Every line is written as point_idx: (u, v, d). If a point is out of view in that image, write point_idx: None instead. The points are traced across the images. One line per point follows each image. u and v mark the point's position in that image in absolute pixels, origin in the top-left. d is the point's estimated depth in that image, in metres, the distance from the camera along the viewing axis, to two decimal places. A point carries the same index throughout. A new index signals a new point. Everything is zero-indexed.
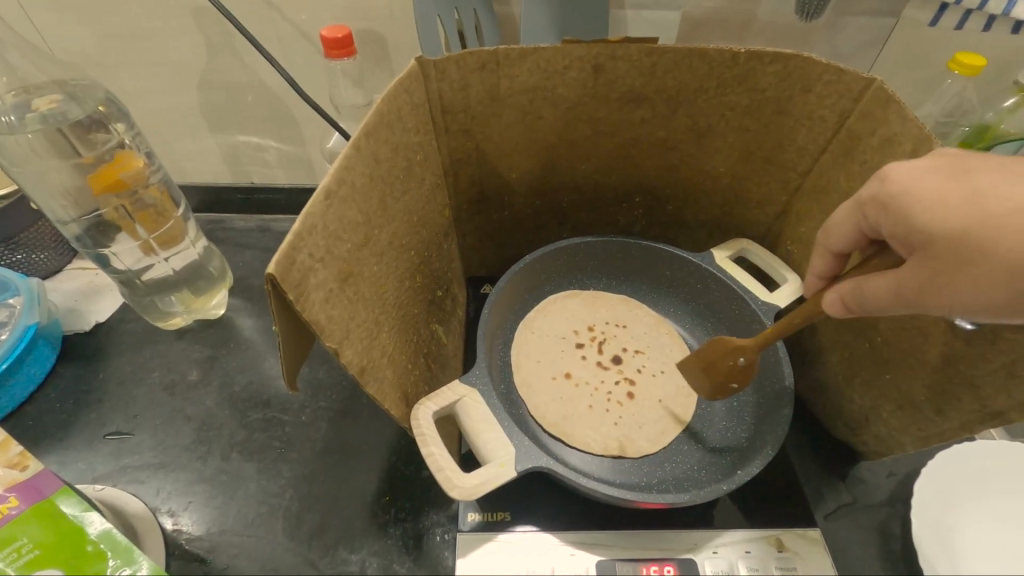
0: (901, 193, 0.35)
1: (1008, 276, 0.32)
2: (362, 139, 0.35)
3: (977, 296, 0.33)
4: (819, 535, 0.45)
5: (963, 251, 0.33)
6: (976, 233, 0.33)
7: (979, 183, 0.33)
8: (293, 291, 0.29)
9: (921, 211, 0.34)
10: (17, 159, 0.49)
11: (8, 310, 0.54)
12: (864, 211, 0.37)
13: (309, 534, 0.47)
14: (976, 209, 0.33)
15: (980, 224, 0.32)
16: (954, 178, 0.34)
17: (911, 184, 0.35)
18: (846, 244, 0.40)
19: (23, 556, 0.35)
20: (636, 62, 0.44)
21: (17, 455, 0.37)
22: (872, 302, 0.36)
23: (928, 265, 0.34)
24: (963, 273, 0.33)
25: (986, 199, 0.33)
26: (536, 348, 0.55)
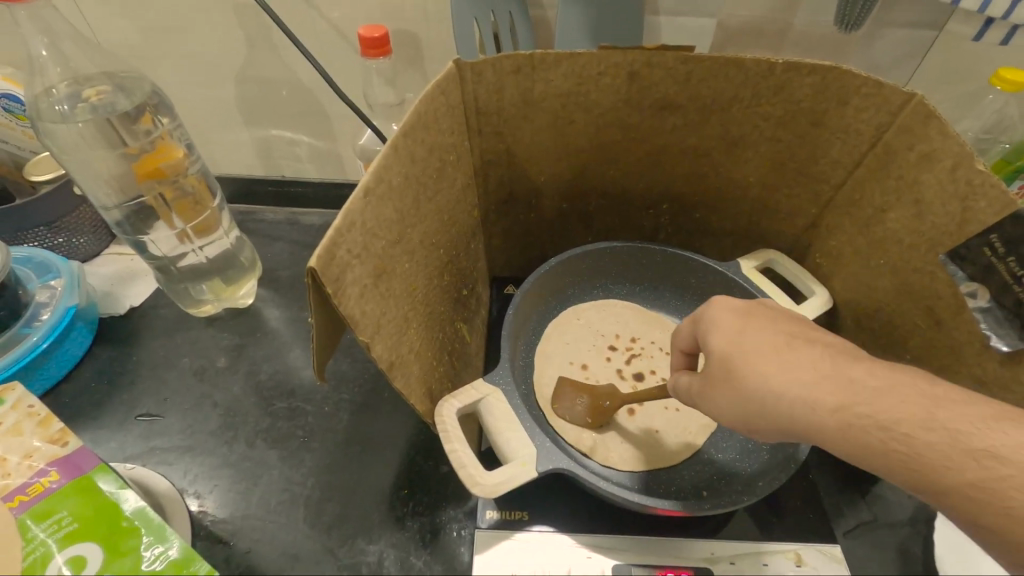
0: (708, 320, 0.37)
1: (759, 411, 0.33)
2: (399, 139, 0.36)
3: (736, 415, 0.34)
4: (838, 551, 0.44)
5: (722, 371, 0.35)
6: (736, 360, 0.34)
7: (759, 334, 0.35)
8: (332, 286, 0.30)
9: (712, 330, 0.36)
10: (68, 148, 0.51)
11: (49, 291, 0.57)
12: (692, 327, 0.38)
13: (328, 523, 0.48)
14: (732, 341, 0.35)
15: (744, 356, 0.34)
16: (751, 322, 0.35)
17: (715, 313, 0.36)
18: (684, 348, 0.40)
19: (63, 528, 0.37)
20: (671, 69, 0.44)
21: (58, 432, 0.40)
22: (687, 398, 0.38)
23: (708, 376, 0.36)
24: (722, 388, 0.34)
25: (777, 346, 0.34)
26: (572, 334, 0.58)
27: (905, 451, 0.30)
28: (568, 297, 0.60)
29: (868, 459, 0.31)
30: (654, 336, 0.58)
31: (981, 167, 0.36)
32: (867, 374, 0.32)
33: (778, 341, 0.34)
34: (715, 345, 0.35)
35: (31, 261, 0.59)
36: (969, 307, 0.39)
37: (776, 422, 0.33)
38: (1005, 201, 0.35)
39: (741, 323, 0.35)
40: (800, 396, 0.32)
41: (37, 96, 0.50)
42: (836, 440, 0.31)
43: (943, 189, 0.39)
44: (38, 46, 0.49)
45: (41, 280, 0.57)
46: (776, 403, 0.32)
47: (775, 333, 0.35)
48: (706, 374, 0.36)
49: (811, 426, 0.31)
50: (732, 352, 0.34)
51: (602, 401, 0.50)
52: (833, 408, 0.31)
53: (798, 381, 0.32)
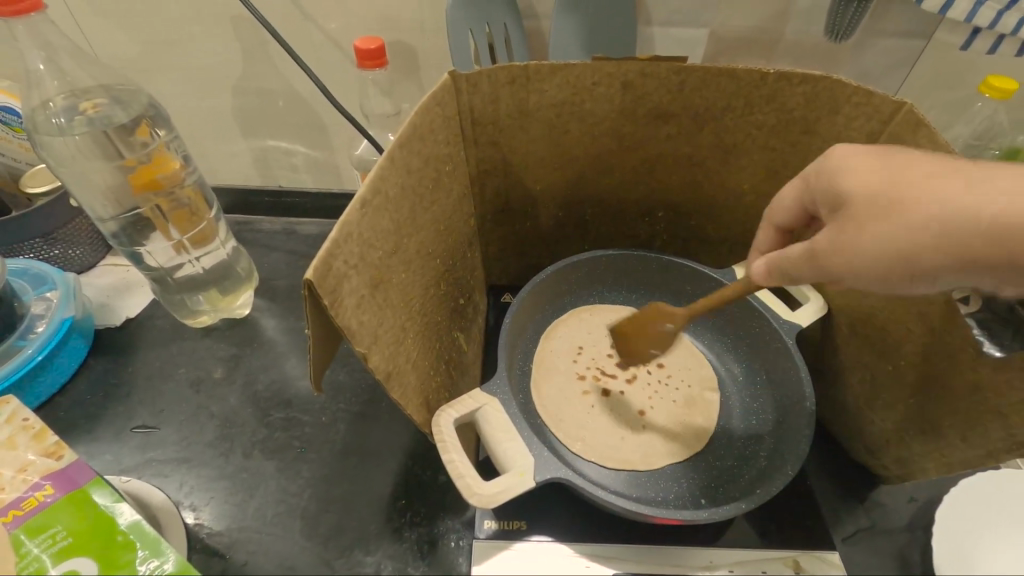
0: (839, 167, 0.38)
1: (908, 232, 0.35)
2: (395, 151, 0.36)
3: (886, 241, 0.35)
4: (837, 558, 0.44)
5: (869, 214, 0.36)
6: (894, 195, 0.35)
7: (875, 164, 0.37)
8: (329, 296, 0.30)
9: (843, 172, 0.38)
10: (65, 160, 0.52)
11: (45, 303, 0.56)
12: (807, 183, 0.41)
13: (325, 534, 0.47)
14: (879, 176, 0.36)
15: (906, 185, 0.35)
16: (886, 154, 0.37)
17: (844, 154, 0.38)
18: (780, 219, 0.44)
19: (57, 543, 0.36)
20: (664, 80, 0.44)
21: (54, 444, 0.40)
22: (798, 268, 0.39)
23: (849, 218, 0.37)
24: (866, 229, 0.36)
25: (934, 171, 0.35)
26: (556, 401, 0.52)
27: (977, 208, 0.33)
28: (565, 307, 0.60)
29: (983, 258, 0.33)
30: (605, 318, 0.59)
31: None
32: (941, 169, 0.35)
33: (922, 164, 0.36)
34: (853, 188, 0.37)
35: (27, 273, 0.59)
36: (961, 313, 0.39)
37: (915, 250, 0.35)
38: None
39: (884, 161, 0.37)
40: (954, 205, 0.34)
41: (35, 110, 0.50)
42: (968, 245, 0.33)
43: None
44: (35, 60, 0.49)
45: (37, 291, 0.57)
46: (932, 213, 0.34)
47: (922, 160, 0.36)
48: (841, 220, 0.38)
49: (957, 226, 0.33)
50: (880, 194, 0.36)
51: (663, 401, 0.49)
52: (983, 220, 0.33)
53: (967, 194, 0.33)
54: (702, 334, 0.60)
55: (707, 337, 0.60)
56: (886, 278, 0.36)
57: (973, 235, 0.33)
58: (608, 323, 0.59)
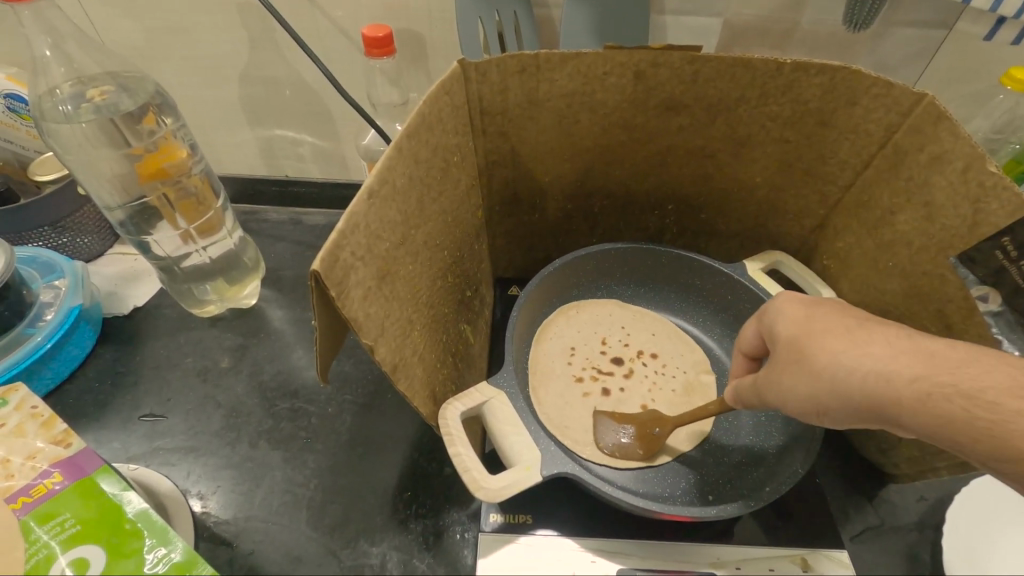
0: (776, 313, 0.37)
1: (831, 389, 0.33)
2: (403, 141, 0.35)
3: (807, 396, 0.34)
4: (845, 557, 0.44)
5: (793, 352, 0.35)
6: (807, 345, 0.34)
7: (828, 320, 0.35)
8: (335, 288, 0.29)
9: (781, 320, 0.37)
10: (73, 148, 0.51)
11: (53, 292, 0.57)
12: (759, 321, 0.39)
13: (331, 525, 0.47)
14: (802, 325, 0.35)
15: (817, 334, 0.34)
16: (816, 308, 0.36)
17: (782, 305, 0.37)
18: (748, 350, 0.41)
19: (66, 530, 0.37)
20: (677, 69, 0.43)
21: (61, 433, 0.40)
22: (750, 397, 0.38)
23: (777, 362, 0.36)
24: (790, 369, 0.35)
25: (846, 327, 0.34)
26: (553, 406, 0.51)
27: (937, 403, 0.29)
28: (571, 300, 0.60)
29: (950, 429, 0.29)
30: (598, 316, 0.59)
31: (994, 169, 0.35)
32: (891, 341, 0.32)
33: (838, 323, 0.34)
34: (783, 332, 0.36)
35: (36, 261, 0.59)
36: (981, 311, 0.38)
37: (848, 403, 0.32)
38: (1020, 202, 0.34)
39: (810, 309, 0.36)
40: (875, 364, 0.31)
41: (41, 97, 0.50)
42: (918, 414, 0.30)
43: (953, 191, 0.38)
44: (41, 47, 0.48)
45: (45, 279, 0.58)
46: (849, 379, 0.32)
47: (844, 314, 0.35)
48: (774, 360, 0.36)
49: (886, 398, 0.31)
50: (798, 336, 0.35)
51: (649, 430, 0.48)
52: (911, 379, 0.30)
53: (886, 352, 0.32)
54: (711, 329, 0.59)
55: (716, 332, 0.59)
56: (820, 419, 0.34)
57: (945, 398, 0.29)
58: (594, 320, 0.59)
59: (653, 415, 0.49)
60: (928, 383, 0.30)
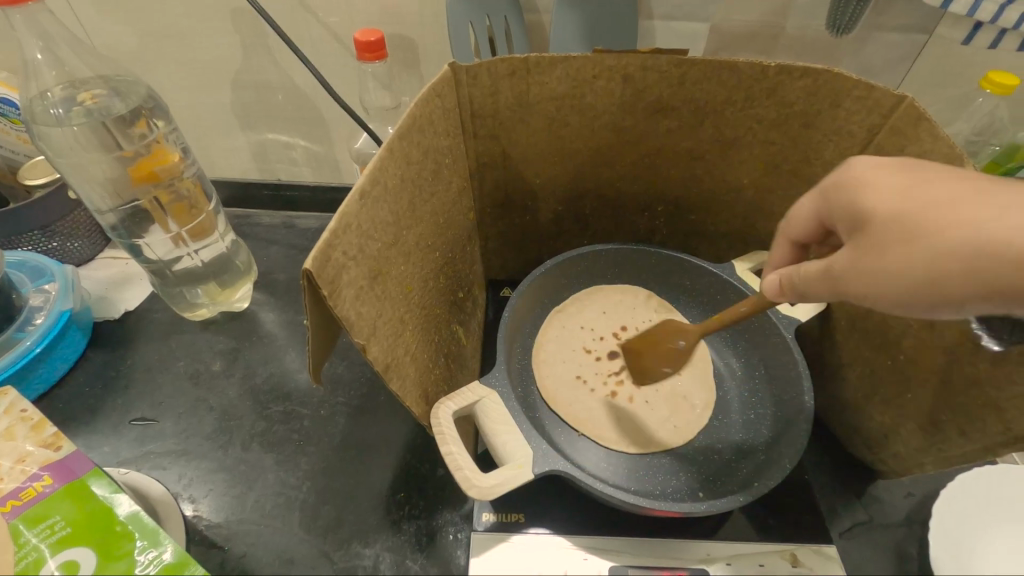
0: (863, 180, 0.34)
1: (933, 239, 0.30)
2: (395, 142, 0.36)
3: (897, 267, 0.31)
4: (835, 552, 0.44)
5: (871, 238, 0.33)
6: (895, 221, 0.32)
7: (942, 184, 0.32)
8: (327, 286, 0.30)
9: (866, 189, 0.34)
10: (63, 151, 0.51)
11: (43, 296, 0.56)
12: (825, 198, 0.37)
13: (323, 527, 0.47)
14: (899, 192, 0.32)
15: (919, 206, 0.31)
16: (906, 170, 0.33)
17: (854, 175, 0.35)
18: (800, 234, 0.40)
19: (55, 533, 0.36)
20: (665, 72, 0.44)
21: (51, 436, 0.40)
22: (816, 288, 0.35)
23: (872, 237, 0.33)
24: (899, 246, 0.31)
25: (964, 192, 0.31)
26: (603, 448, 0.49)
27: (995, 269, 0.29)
28: None
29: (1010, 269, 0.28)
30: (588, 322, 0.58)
31: (971, 169, 0.36)
32: (967, 199, 0.31)
33: (903, 198, 0.32)
34: (870, 204, 0.33)
35: (26, 266, 0.59)
36: None
37: (947, 268, 0.30)
38: None
39: (909, 177, 0.33)
40: (976, 240, 0.29)
41: (32, 100, 0.50)
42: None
43: None
44: (32, 50, 0.49)
45: (35, 283, 0.57)
46: (921, 259, 0.31)
47: (952, 183, 0.32)
48: (861, 240, 0.33)
49: (994, 253, 0.29)
50: (905, 207, 0.32)
51: (657, 428, 0.49)
52: (1015, 229, 0.29)
53: (977, 220, 0.30)
54: (702, 329, 0.60)
55: (705, 332, 0.60)
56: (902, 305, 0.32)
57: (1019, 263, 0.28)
58: (576, 332, 0.57)
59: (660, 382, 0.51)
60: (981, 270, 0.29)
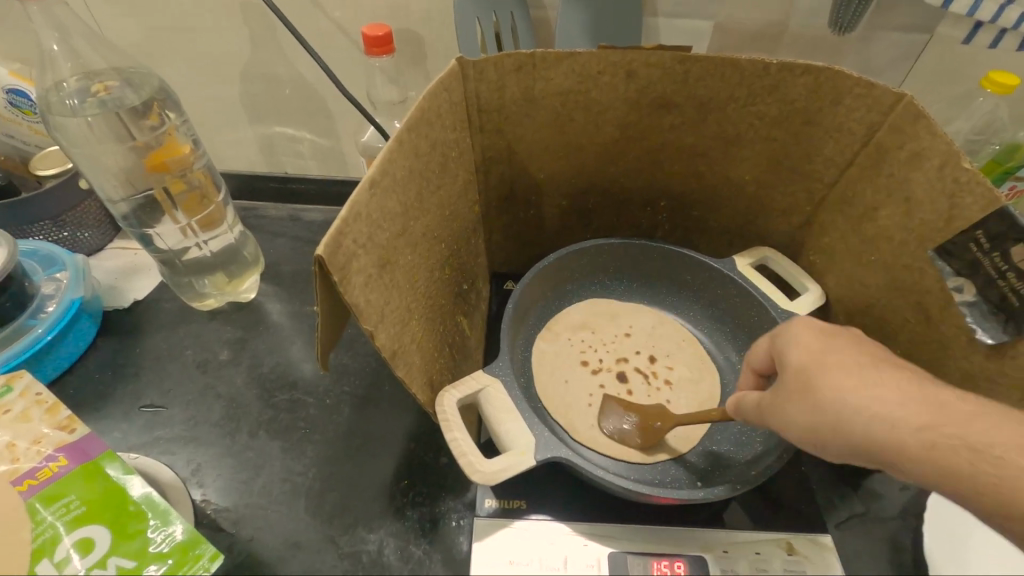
0: (787, 335, 0.37)
1: (836, 423, 0.33)
2: (403, 134, 0.37)
3: (806, 429, 0.34)
4: (828, 540, 0.45)
5: (799, 383, 0.35)
6: (817, 380, 0.34)
7: (842, 354, 0.35)
8: (337, 273, 0.31)
9: (789, 342, 0.37)
10: (78, 141, 0.52)
11: (55, 284, 0.58)
12: (771, 340, 0.39)
13: (330, 513, 0.48)
14: (815, 355, 0.35)
15: (831, 369, 0.34)
16: (831, 340, 0.36)
17: (795, 334, 0.37)
18: (757, 364, 0.41)
19: (71, 512, 0.37)
20: (669, 69, 0.45)
21: (66, 418, 0.41)
22: (751, 413, 0.38)
23: (781, 390, 0.36)
24: (799, 400, 0.35)
25: (863, 361, 0.35)
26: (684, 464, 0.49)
27: (944, 456, 0.32)
28: (567, 293, 0.61)
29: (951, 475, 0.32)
30: (576, 334, 0.58)
31: (967, 165, 0.37)
32: (898, 384, 0.34)
33: (850, 357, 0.35)
34: (793, 360, 0.36)
35: (38, 254, 0.60)
36: (956, 302, 0.40)
37: (849, 437, 0.33)
38: (993, 197, 0.36)
39: (825, 341, 0.36)
40: (885, 420, 0.33)
41: (48, 91, 0.51)
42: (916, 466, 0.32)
43: (931, 187, 0.40)
44: (48, 41, 0.50)
45: (47, 272, 0.58)
46: (851, 417, 0.33)
47: (860, 351, 0.36)
48: (780, 386, 0.36)
49: (899, 445, 0.32)
50: (811, 366, 0.35)
51: (651, 423, 0.49)
52: (918, 428, 0.33)
53: (897, 402, 0.33)
54: (700, 323, 0.61)
55: (705, 326, 0.61)
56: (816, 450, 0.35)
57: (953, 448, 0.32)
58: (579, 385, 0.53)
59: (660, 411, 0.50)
60: (935, 433, 0.32)
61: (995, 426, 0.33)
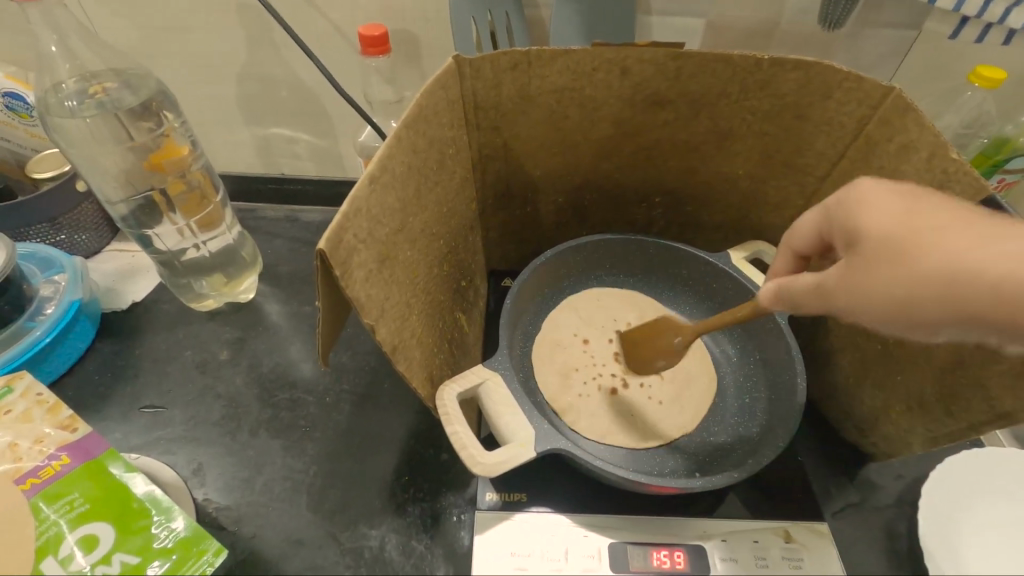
0: (856, 197, 0.38)
1: (927, 268, 0.33)
2: (401, 131, 0.37)
3: (895, 293, 0.34)
4: (825, 528, 0.46)
5: (857, 267, 0.36)
6: (864, 263, 0.36)
7: (921, 207, 0.35)
8: (339, 267, 0.31)
9: (858, 211, 0.37)
10: (77, 142, 0.53)
11: (53, 286, 0.58)
12: (824, 214, 0.40)
13: (331, 510, 0.49)
14: (902, 210, 0.35)
15: (922, 222, 0.34)
16: (872, 204, 0.37)
17: (860, 199, 0.37)
18: (801, 245, 0.43)
19: (75, 509, 0.38)
20: (662, 65, 0.45)
21: (68, 418, 0.41)
22: (802, 304, 0.38)
23: (842, 267, 0.37)
24: (877, 266, 0.35)
25: (925, 207, 0.35)
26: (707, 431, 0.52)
27: (983, 313, 0.33)
28: (563, 289, 0.62)
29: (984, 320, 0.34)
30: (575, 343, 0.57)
31: (955, 156, 0.38)
32: (947, 238, 0.34)
33: (896, 220, 0.35)
34: (871, 224, 0.36)
35: (36, 256, 0.60)
36: None
37: (933, 290, 0.33)
38: (980, 187, 0.37)
39: (907, 202, 0.36)
40: (974, 257, 0.33)
41: (46, 92, 0.51)
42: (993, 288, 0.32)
43: (920, 179, 0.41)
44: (47, 43, 0.50)
45: (45, 274, 0.59)
46: (895, 291, 0.35)
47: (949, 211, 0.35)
48: (851, 260, 0.36)
49: (930, 316, 0.34)
50: (898, 230, 0.35)
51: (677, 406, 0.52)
52: (949, 302, 0.33)
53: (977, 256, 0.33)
54: (697, 318, 0.61)
55: (701, 320, 0.61)
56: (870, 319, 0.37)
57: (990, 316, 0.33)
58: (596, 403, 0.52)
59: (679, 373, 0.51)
60: (969, 289, 0.33)
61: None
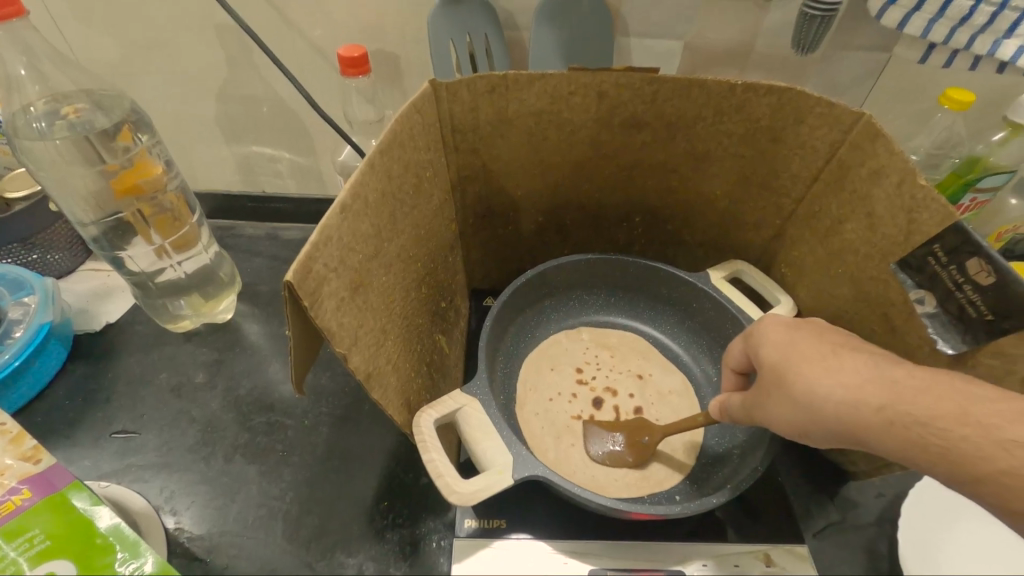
0: (760, 337, 0.40)
1: (810, 415, 0.36)
2: (376, 157, 0.37)
3: (789, 420, 0.37)
4: (805, 550, 0.46)
5: (775, 377, 0.38)
6: (785, 368, 0.37)
7: (806, 345, 0.38)
8: (308, 298, 0.31)
9: (763, 345, 0.40)
10: (46, 164, 0.51)
11: (23, 308, 0.56)
12: (747, 341, 0.42)
13: (307, 538, 0.48)
14: (783, 351, 0.38)
15: (795, 361, 0.37)
16: (798, 334, 0.39)
17: (767, 339, 0.39)
18: (735, 366, 0.44)
19: (35, 546, 0.37)
20: (638, 90, 0.46)
21: (31, 448, 0.39)
22: (738, 415, 0.41)
23: (760, 386, 0.39)
24: (775, 394, 0.37)
25: (824, 356, 0.37)
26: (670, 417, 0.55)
27: (905, 424, 0.33)
28: (545, 310, 0.62)
29: (940, 449, 0.32)
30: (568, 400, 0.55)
31: (923, 182, 0.38)
32: (857, 371, 0.35)
33: (814, 372, 0.36)
34: (764, 357, 0.39)
35: (5, 278, 0.58)
36: (918, 312, 0.41)
37: (827, 426, 0.35)
38: (947, 213, 0.37)
39: (790, 334, 0.39)
40: (845, 398, 0.35)
41: (14, 114, 0.50)
42: (884, 438, 0.33)
43: (891, 203, 0.41)
44: (16, 65, 0.49)
45: (14, 296, 0.56)
46: (825, 406, 0.35)
47: (828, 347, 0.37)
48: (757, 383, 0.39)
49: (857, 422, 0.34)
50: (783, 362, 0.38)
51: (638, 438, 0.51)
52: (877, 406, 0.34)
53: (846, 376, 0.35)
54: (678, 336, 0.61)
55: (684, 339, 0.62)
56: (800, 438, 0.37)
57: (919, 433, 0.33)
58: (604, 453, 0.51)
59: (640, 422, 0.52)
60: (892, 411, 0.33)
61: (1008, 414, 0.32)
